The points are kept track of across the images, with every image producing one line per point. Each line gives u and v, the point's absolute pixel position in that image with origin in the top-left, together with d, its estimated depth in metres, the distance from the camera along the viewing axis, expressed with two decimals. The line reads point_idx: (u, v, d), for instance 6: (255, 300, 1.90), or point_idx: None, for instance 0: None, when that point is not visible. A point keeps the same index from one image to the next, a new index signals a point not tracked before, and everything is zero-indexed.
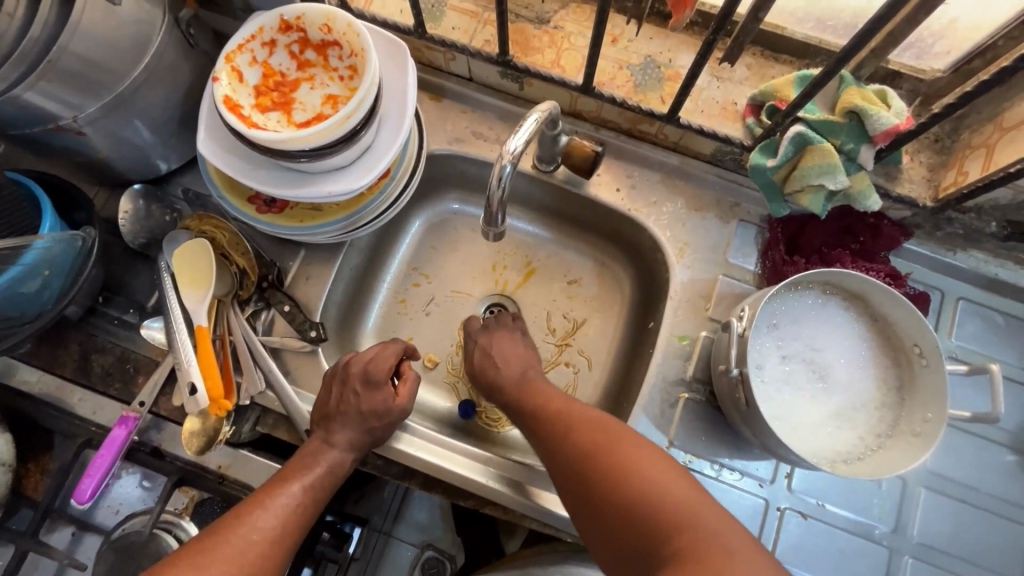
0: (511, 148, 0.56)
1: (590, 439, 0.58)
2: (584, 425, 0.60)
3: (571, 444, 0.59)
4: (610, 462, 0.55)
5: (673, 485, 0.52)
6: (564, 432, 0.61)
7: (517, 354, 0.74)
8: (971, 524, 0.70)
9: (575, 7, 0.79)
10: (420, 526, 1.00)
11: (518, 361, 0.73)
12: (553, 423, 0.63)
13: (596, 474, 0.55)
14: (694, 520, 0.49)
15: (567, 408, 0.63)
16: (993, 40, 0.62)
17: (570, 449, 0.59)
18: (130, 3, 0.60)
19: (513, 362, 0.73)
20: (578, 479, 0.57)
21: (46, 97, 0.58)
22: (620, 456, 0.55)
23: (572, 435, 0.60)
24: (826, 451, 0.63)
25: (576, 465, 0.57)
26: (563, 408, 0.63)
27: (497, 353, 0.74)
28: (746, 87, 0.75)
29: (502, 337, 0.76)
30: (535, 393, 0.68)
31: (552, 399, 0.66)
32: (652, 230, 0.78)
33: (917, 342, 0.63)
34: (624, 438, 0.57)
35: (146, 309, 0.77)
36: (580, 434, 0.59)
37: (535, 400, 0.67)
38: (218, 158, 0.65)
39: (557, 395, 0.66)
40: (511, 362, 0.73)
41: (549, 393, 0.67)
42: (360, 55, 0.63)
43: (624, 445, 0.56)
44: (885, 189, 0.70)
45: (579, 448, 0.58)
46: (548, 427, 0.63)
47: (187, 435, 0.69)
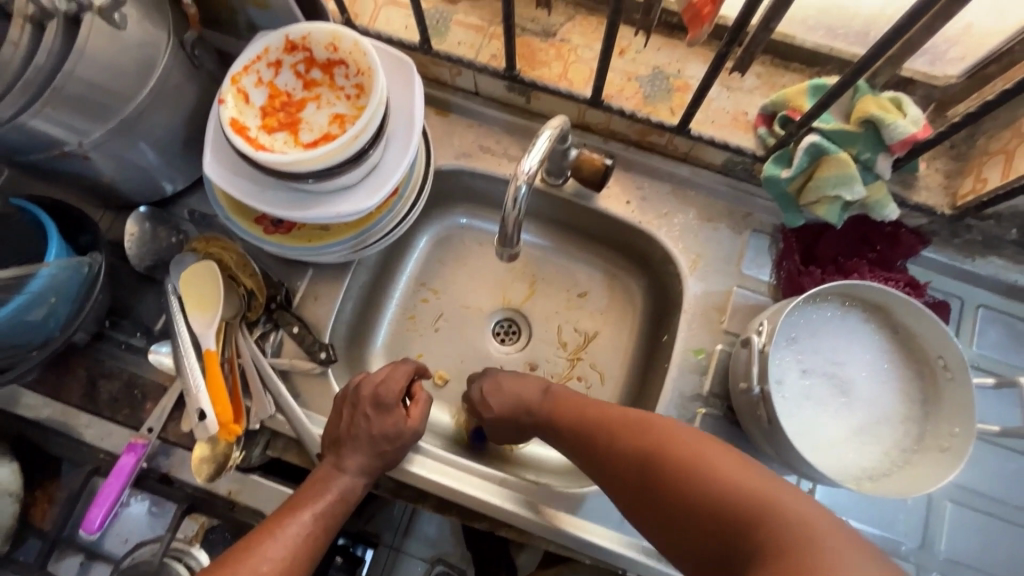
0: (526, 168, 0.55)
1: (636, 442, 0.57)
2: (632, 429, 0.57)
3: (623, 453, 0.57)
4: (670, 462, 0.52)
5: (737, 473, 0.49)
6: (613, 443, 0.58)
7: (529, 385, 0.70)
8: (999, 538, 0.68)
9: (582, 20, 0.78)
10: (430, 540, 0.97)
11: (533, 388, 0.70)
12: (595, 435, 0.60)
13: (659, 477, 0.52)
14: (771, 500, 0.46)
15: (608, 414, 0.61)
16: (1009, 45, 0.61)
17: (624, 458, 0.56)
18: (135, 27, 0.59)
19: (526, 394, 0.69)
20: (640, 487, 0.54)
21: (52, 123, 0.57)
22: (677, 453, 0.52)
23: (622, 442, 0.57)
24: (851, 468, 0.61)
25: (635, 473, 0.55)
26: (603, 413, 0.61)
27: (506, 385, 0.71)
28: (756, 96, 0.74)
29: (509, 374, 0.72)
30: (564, 407, 0.66)
31: (587, 407, 0.63)
32: (663, 242, 0.77)
33: (940, 354, 0.62)
34: (677, 433, 0.55)
35: (153, 332, 0.75)
36: (633, 438, 0.57)
37: (563, 425, 0.64)
38: (225, 180, 0.64)
39: (591, 403, 0.64)
40: (525, 389, 0.70)
41: (575, 412, 0.64)
42: (367, 74, 0.63)
43: (679, 441, 0.53)
44: (901, 198, 0.69)
45: (633, 457, 0.55)
46: (592, 439, 0.60)
47: (197, 461, 0.68)
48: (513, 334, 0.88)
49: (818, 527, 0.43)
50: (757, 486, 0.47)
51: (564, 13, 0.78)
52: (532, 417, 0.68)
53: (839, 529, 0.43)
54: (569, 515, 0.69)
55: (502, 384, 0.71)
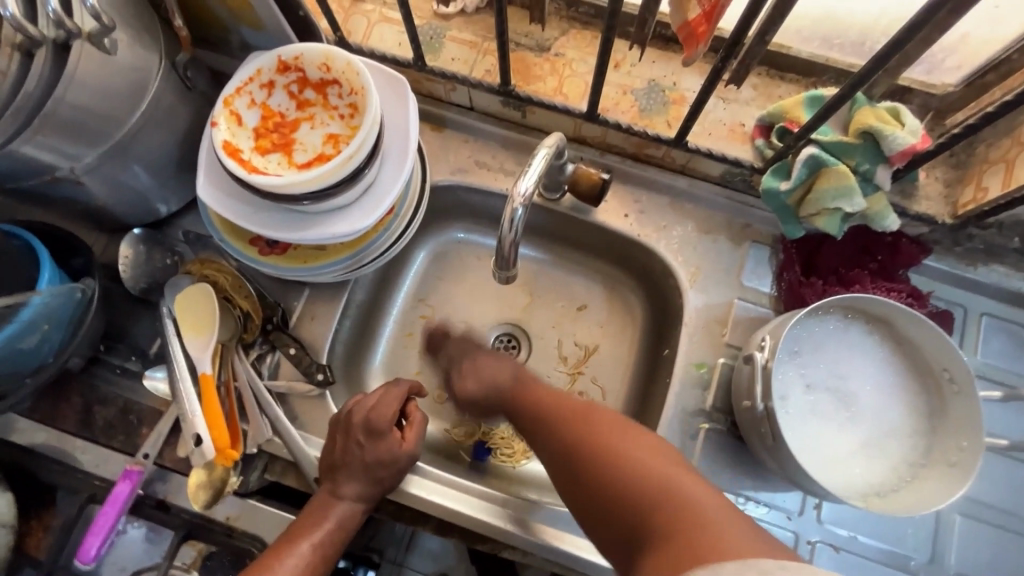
0: (521, 190, 0.55)
1: (564, 420, 0.58)
2: (571, 414, 0.58)
3: (558, 434, 0.57)
4: (598, 446, 0.53)
5: (659, 463, 0.50)
6: (550, 426, 0.59)
7: (504, 368, 0.69)
8: (1010, 552, 0.67)
9: (576, 34, 0.78)
10: (432, 556, 0.98)
11: (505, 372, 0.68)
12: (539, 417, 0.61)
13: (583, 460, 0.54)
14: (686, 490, 0.47)
15: (556, 399, 0.61)
16: (1007, 54, 0.60)
17: (556, 439, 0.57)
18: (126, 51, 0.58)
19: (498, 374, 0.68)
20: (566, 470, 0.55)
21: (43, 149, 0.57)
22: (606, 440, 0.54)
23: (558, 424, 0.58)
24: (858, 485, 0.60)
25: (563, 455, 0.56)
26: (551, 398, 0.62)
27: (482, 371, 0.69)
28: (752, 107, 0.74)
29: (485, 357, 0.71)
30: (514, 391, 0.65)
31: (540, 392, 0.63)
32: (662, 255, 0.76)
33: (946, 367, 0.61)
34: (610, 421, 0.56)
35: (148, 356, 0.74)
36: (567, 423, 0.57)
37: (520, 408, 0.63)
38: (218, 203, 0.64)
39: (534, 385, 0.65)
40: (498, 372, 0.68)
41: (535, 390, 0.64)
42: (361, 94, 0.62)
43: (612, 428, 0.55)
44: (901, 208, 0.69)
45: (565, 438, 0.56)
46: (528, 419, 0.62)
47: (193, 488, 0.66)
48: (512, 349, 0.87)
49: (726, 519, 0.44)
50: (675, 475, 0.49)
51: (558, 28, 0.78)
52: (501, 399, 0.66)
53: (745, 523, 0.44)
54: (573, 535, 0.68)
55: (480, 365, 0.70)
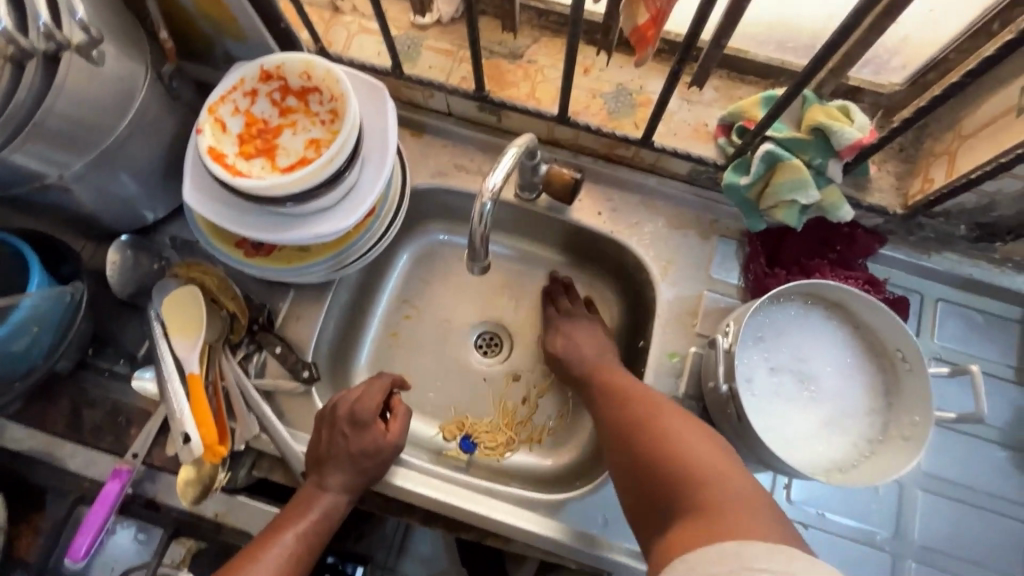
0: (489, 185, 0.58)
1: (632, 408, 0.63)
2: (637, 397, 0.64)
3: (617, 416, 0.63)
4: (649, 428, 0.58)
5: (696, 447, 0.54)
6: (619, 403, 0.65)
7: (589, 341, 0.79)
8: (970, 524, 0.70)
9: (548, 41, 0.81)
10: (423, 559, 1.00)
11: (590, 348, 0.78)
12: (609, 396, 0.67)
13: (635, 436, 0.59)
14: (709, 477, 0.51)
15: (623, 385, 0.67)
16: (944, 55, 0.65)
17: (619, 416, 0.63)
18: (113, 63, 0.61)
19: (585, 349, 0.77)
20: (620, 442, 0.61)
21: (32, 157, 0.59)
22: (654, 420, 0.59)
23: (624, 404, 0.64)
24: (820, 461, 0.64)
25: (620, 429, 0.62)
26: (620, 384, 0.68)
27: (575, 338, 0.79)
28: (715, 108, 0.78)
29: (579, 324, 0.81)
30: (599, 373, 0.72)
31: (611, 378, 0.70)
32: (635, 250, 0.79)
33: (899, 346, 0.65)
34: (666, 409, 0.60)
35: (136, 359, 0.76)
36: (631, 403, 0.63)
37: (597, 381, 0.71)
38: (204, 206, 0.66)
39: (614, 376, 0.70)
40: (586, 345, 0.78)
41: (608, 372, 0.71)
42: (340, 100, 0.65)
43: (663, 415, 0.59)
44: (856, 200, 0.73)
45: (624, 417, 0.62)
46: (602, 407, 0.67)
47: (182, 485, 0.68)
48: (494, 346, 0.90)
49: (743, 506, 0.47)
50: (708, 462, 0.52)
51: (530, 36, 0.81)
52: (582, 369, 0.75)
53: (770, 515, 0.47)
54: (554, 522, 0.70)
55: (573, 334, 0.80)
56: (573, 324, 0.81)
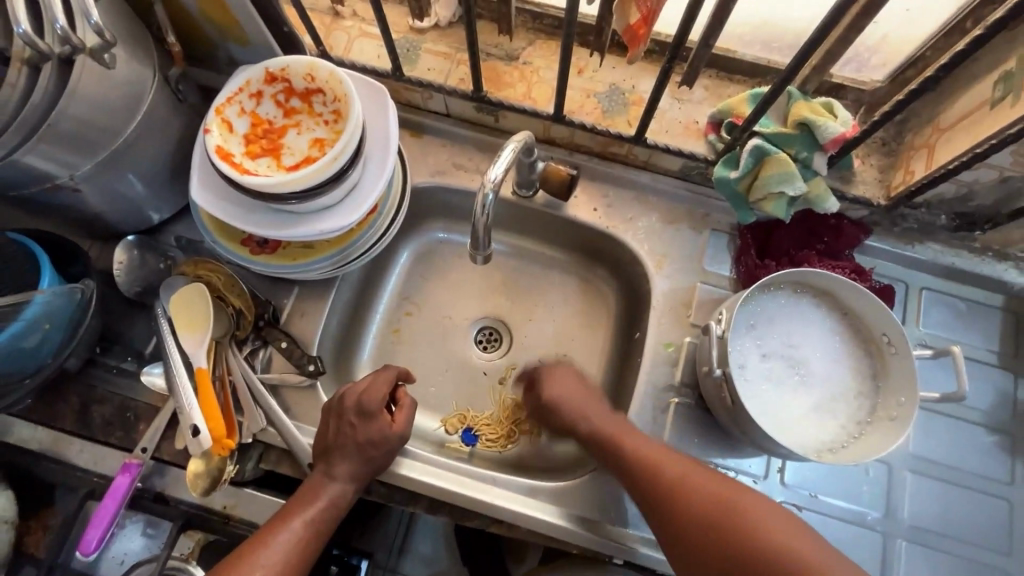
0: (492, 177, 0.60)
1: (694, 486, 0.59)
2: (694, 480, 0.60)
3: (681, 506, 0.58)
4: (733, 522, 0.55)
5: (803, 544, 0.53)
6: (675, 489, 0.60)
7: (593, 402, 0.71)
8: (957, 503, 0.73)
9: (542, 43, 0.84)
10: (424, 559, 1.09)
11: (596, 407, 0.70)
12: (662, 473, 0.61)
13: (718, 534, 0.55)
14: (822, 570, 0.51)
15: (668, 457, 0.63)
16: (921, 52, 0.68)
17: (687, 503, 0.58)
18: (123, 67, 0.63)
19: (589, 411, 0.70)
20: (696, 542, 0.56)
21: (45, 158, 0.61)
22: (732, 505, 0.57)
23: (689, 489, 0.59)
24: (811, 442, 0.66)
25: (691, 524, 0.57)
26: (662, 462, 0.62)
27: (572, 398, 0.72)
28: (705, 106, 0.81)
29: (575, 379, 0.74)
30: (621, 442, 0.66)
31: (642, 453, 0.64)
32: (630, 245, 0.82)
33: (885, 331, 0.68)
34: (734, 492, 0.58)
35: (144, 356, 0.78)
36: (692, 490, 0.59)
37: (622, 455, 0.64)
38: (212, 204, 0.68)
39: (643, 443, 0.65)
40: (589, 408, 0.70)
41: (639, 444, 0.65)
42: (343, 100, 0.68)
43: (737, 501, 0.57)
44: (841, 192, 0.76)
45: (692, 509, 0.58)
46: (644, 484, 0.62)
47: (192, 476, 0.69)
48: (494, 341, 0.92)
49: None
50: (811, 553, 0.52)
51: (525, 39, 0.84)
52: (594, 437, 0.68)
53: None
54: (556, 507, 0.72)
55: (573, 395, 0.72)
56: (561, 372, 0.74)
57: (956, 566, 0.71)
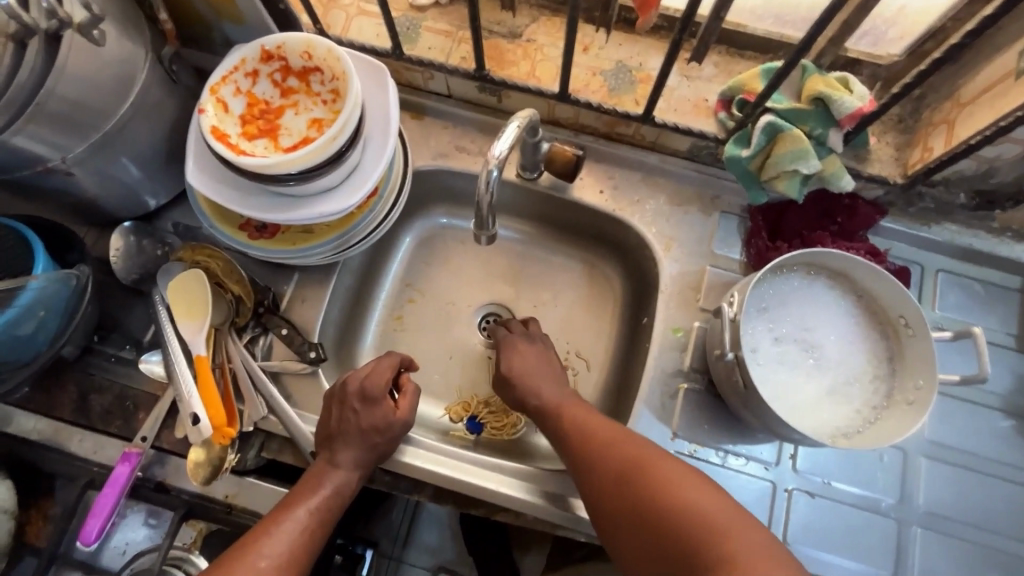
0: (496, 152, 0.58)
1: (617, 452, 0.58)
2: (621, 442, 0.59)
3: (604, 465, 0.59)
4: (643, 484, 0.54)
5: (708, 503, 0.50)
6: (604, 452, 0.59)
7: (548, 376, 0.73)
8: (973, 489, 0.71)
9: (546, 20, 0.82)
10: (429, 550, 1.08)
11: (546, 382, 0.72)
12: (590, 439, 0.62)
13: (630, 493, 0.54)
14: (726, 530, 0.48)
15: (599, 425, 0.63)
16: (941, 23, 0.65)
17: (606, 463, 0.58)
18: (113, 45, 0.61)
19: (539, 383, 0.72)
20: (614, 500, 0.56)
21: (34, 140, 0.59)
22: (646, 467, 0.55)
23: (610, 450, 0.59)
24: (826, 426, 0.65)
25: (610, 483, 0.57)
26: (596, 427, 0.63)
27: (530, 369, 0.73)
28: (715, 84, 0.78)
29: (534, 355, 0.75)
30: (563, 412, 0.67)
31: (583, 421, 0.65)
32: (637, 228, 0.80)
33: (901, 313, 0.66)
34: (655, 455, 0.57)
35: (143, 343, 0.76)
36: (618, 452, 0.58)
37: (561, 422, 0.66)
38: (208, 187, 0.66)
39: (584, 413, 0.66)
40: (544, 382, 0.72)
41: (579, 415, 0.66)
42: (342, 79, 0.65)
43: (654, 461, 0.56)
44: (856, 170, 0.73)
45: (612, 468, 0.58)
46: (576, 450, 0.62)
47: (192, 465, 0.68)
48: None
49: (761, 558, 0.45)
50: (717, 514, 0.49)
51: (528, 15, 0.82)
52: (541, 405, 0.70)
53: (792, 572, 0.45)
54: (560, 495, 0.70)
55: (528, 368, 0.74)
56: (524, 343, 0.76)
57: (973, 553, 0.69)
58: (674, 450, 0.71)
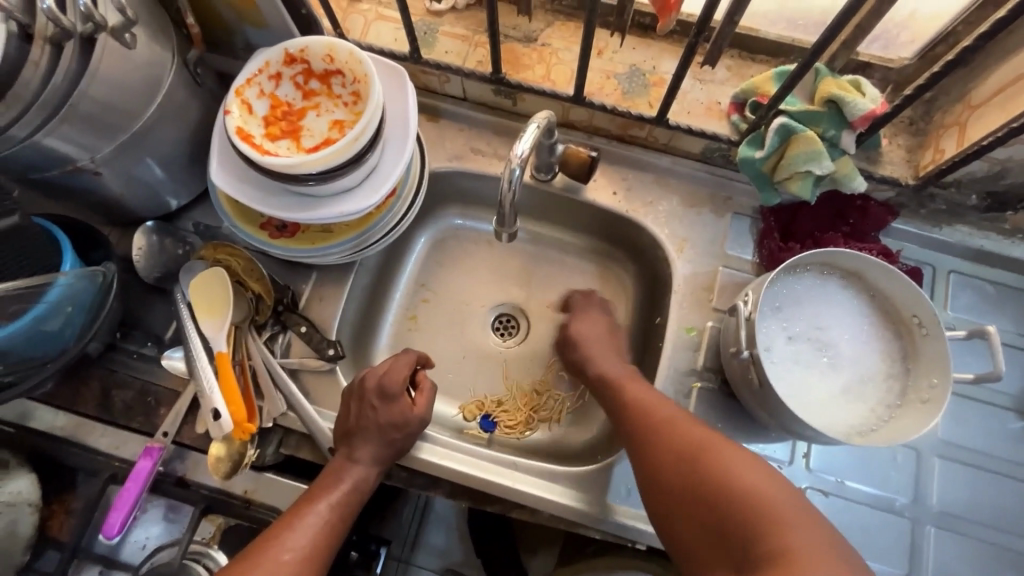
0: (518, 151, 0.60)
1: (672, 433, 0.58)
2: (679, 425, 0.59)
3: (659, 446, 0.58)
4: (697, 465, 0.53)
5: (766, 489, 0.49)
6: (658, 430, 0.59)
7: (608, 353, 0.74)
8: (986, 489, 0.71)
9: (561, 25, 0.83)
10: (437, 552, 1.08)
11: (607, 354, 0.74)
12: (644, 417, 0.62)
13: (686, 474, 0.54)
14: (786, 521, 0.47)
15: (653, 404, 0.63)
16: (952, 27, 0.67)
17: (658, 442, 0.58)
18: (143, 48, 0.63)
19: (602, 354, 0.74)
20: (668, 483, 0.55)
21: (65, 141, 0.60)
22: (700, 448, 0.55)
23: (664, 430, 0.59)
24: (840, 424, 0.65)
25: (663, 465, 0.56)
26: (650, 407, 0.63)
27: (593, 347, 0.75)
28: (727, 87, 0.79)
29: (597, 335, 0.77)
30: (620, 390, 0.68)
31: (638, 400, 0.64)
32: (650, 229, 0.81)
33: (915, 312, 0.67)
34: (710, 437, 0.56)
35: (164, 340, 0.78)
36: (672, 431, 0.58)
37: (618, 396, 0.67)
38: (232, 186, 0.67)
39: (639, 391, 0.66)
40: (604, 357, 0.74)
41: (638, 391, 0.66)
42: (363, 81, 0.67)
43: (713, 444, 0.54)
44: (868, 171, 0.74)
45: (668, 450, 0.57)
46: (630, 426, 0.63)
47: (214, 460, 0.70)
48: (511, 328, 0.91)
49: (824, 553, 0.44)
50: (779, 503, 0.48)
51: (544, 20, 0.83)
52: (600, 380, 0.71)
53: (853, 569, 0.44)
54: (574, 491, 0.71)
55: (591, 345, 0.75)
56: (587, 322, 0.79)
57: (988, 553, 0.69)
58: None
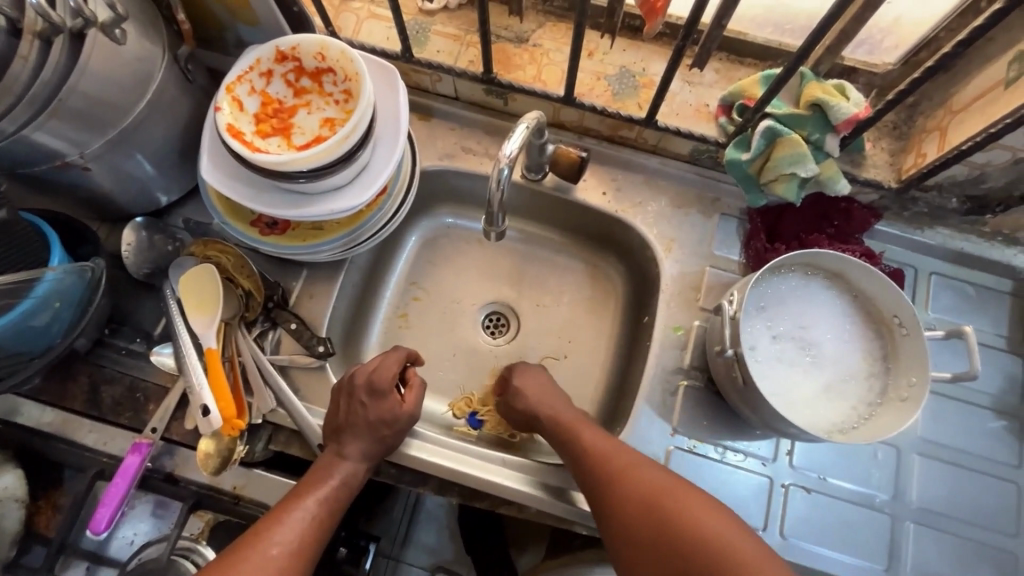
0: (506, 151, 0.60)
1: (636, 482, 0.60)
2: (636, 471, 0.61)
3: (623, 496, 0.60)
4: (669, 517, 0.56)
5: (736, 537, 0.53)
6: (622, 479, 0.61)
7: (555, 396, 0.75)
8: (965, 485, 0.73)
9: (552, 26, 0.84)
10: (428, 549, 1.09)
11: (557, 398, 0.74)
12: (603, 466, 0.63)
13: (655, 524, 0.56)
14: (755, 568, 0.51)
15: (609, 450, 0.64)
16: (935, 33, 0.68)
17: (624, 491, 0.60)
18: (133, 43, 0.63)
19: (555, 401, 0.74)
20: (636, 533, 0.57)
21: (54, 136, 0.60)
22: (668, 499, 0.57)
23: (628, 479, 0.61)
24: (822, 422, 0.67)
25: (629, 516, 0.58)
26: (608, 452, 0.64)
27: (539, 391, 0.75)
28: (716, 90, 0.80)
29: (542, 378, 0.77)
30: (571, 435, 0.68)
31: (594, 445, 0.66)
32: (639, 229, 0.82)
33: (895, 312, 0.68)
34: (673, 485, 0.59)
35: (153, 337, 0.78)
36: (638, 481, 0.60)
37: (573, 441, 0.68)
38: (222, 182, 0.68)
39: (591, 436, 0.67)
40: (553, 401, 0.74)
41: (592, 434, 0.67)
42: (354, 80, 0.67)
43: (675, 493, 0.58)
44: (852, 174, 0.76)
45: (633, 500, 0.59)
46: (590, 472, 0.64)
47: (203, 456, 0.70)
48: (501, 326, 0.92)
49: None
50: (745, 551, 0.52)
51: (535, 21, 0.84)
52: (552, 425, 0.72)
53: None
54: (560, 487, 0.72)
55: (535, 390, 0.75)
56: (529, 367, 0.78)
57: (966, 549, 0.71)
58: (673, 445, 0.73)
